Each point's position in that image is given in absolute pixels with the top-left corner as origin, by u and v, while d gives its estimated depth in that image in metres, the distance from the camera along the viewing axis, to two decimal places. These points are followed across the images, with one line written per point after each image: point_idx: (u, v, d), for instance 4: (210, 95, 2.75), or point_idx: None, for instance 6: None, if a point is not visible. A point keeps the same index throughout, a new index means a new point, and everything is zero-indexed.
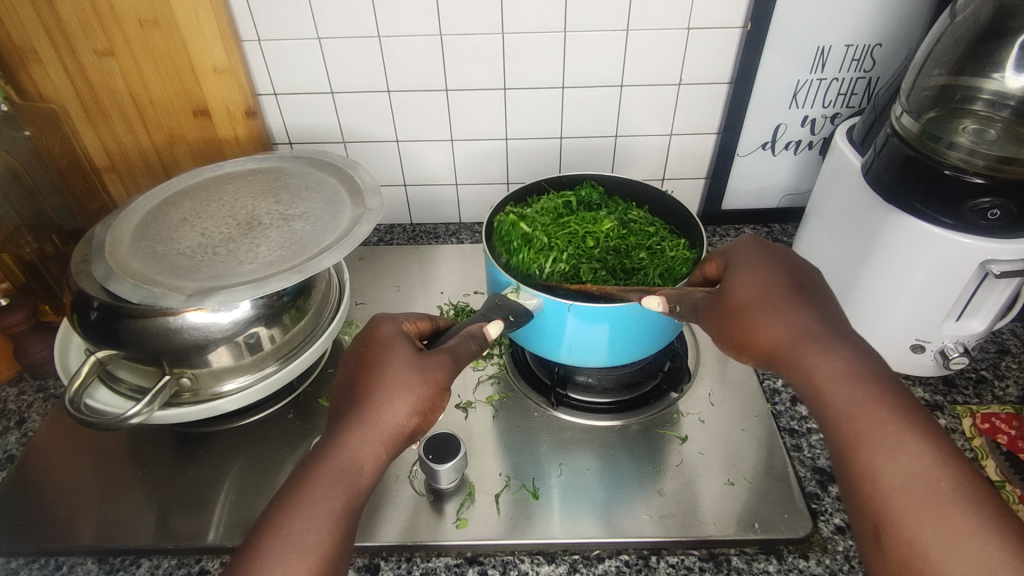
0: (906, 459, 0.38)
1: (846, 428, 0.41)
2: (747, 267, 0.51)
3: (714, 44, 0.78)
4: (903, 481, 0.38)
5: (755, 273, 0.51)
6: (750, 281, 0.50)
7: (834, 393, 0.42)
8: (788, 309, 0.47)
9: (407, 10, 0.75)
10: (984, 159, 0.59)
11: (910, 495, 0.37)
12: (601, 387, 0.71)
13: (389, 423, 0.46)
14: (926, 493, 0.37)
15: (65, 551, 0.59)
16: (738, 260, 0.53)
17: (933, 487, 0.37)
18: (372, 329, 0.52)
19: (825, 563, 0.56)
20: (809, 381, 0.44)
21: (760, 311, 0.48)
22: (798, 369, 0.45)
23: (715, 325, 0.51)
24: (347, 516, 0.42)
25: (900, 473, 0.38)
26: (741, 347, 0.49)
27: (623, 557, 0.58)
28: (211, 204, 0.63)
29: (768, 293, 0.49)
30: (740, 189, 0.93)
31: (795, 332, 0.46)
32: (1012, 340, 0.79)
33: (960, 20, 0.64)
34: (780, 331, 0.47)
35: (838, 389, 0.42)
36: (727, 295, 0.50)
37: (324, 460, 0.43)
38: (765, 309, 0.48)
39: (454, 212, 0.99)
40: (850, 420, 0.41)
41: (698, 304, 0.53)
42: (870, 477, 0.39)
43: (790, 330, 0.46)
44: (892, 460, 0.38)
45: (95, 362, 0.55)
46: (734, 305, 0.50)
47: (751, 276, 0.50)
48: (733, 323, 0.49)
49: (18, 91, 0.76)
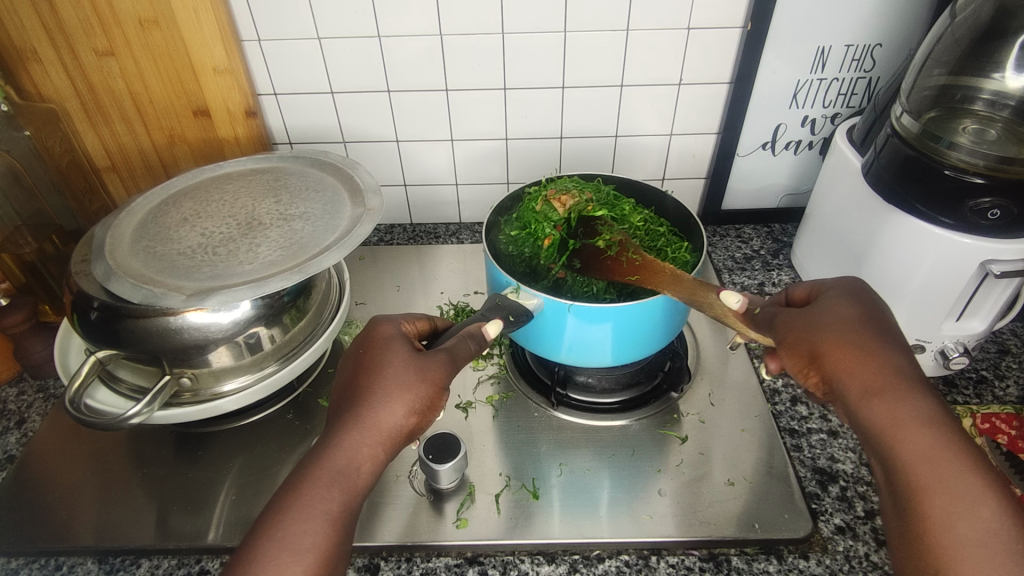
0: (983, 515, 0.40)
1: (912, 472, 0.42)
2: (845, 300, 0.52)
3: (714, 43, 0.78)
4: (978, 534, 0.39)
5: (853, 308, 0.51)
6: (846, 313, 0.51)
7: (913, 439, 0.43)
8: (867, 348, 0.48)
9: (407, 10, 0.75)
10: (985, 159, 0.59)
11: (977, 548, 0.39)
12: (602, 388, 0.71)
13: (388, 423, 0.46)
14: (992, 551, 0.38)
15: (65, 551, 0.59)
16: (832, 294, 0.53)
17: (1007, 545, 0.38)
18: (371, 330, 0.52)
19: (826, 563, 0.56)
20: (885, 421, 0.45)
21: (848, 342, 0.49)
22: (874, 403, 0.46)
23: (792, 340, 0.51)
24: (345, 518, 0.42)
25: (976, 527, 0.39)
26: (812, 367, 0.50)
27: (623, 557, 0.58)
28: (211, 204, 0.63)
29: (861, 329, 0.49)
30: (740, 188, 0.93)
31: (880, 368, 0.47)
32: (1013, 340, 0.79)
33: (960, 20, 0.64)
34: (864, 364, 0.47)
35: (915, 434, 0.43)
36: (819, 318, 0.51)
37: (322, 461, 0.43)
38: (855, 340, 0.49)
39: (454, 212, 0.99)
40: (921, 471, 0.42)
41: (778, 320, 0.53)
42: (944, 527, 0.40)
43: (876, 365, 0.47)
44: (955, 513, 0.40)
45: (95, 362, 0.55)
46: (824, 328, 0.50)
47: (837, 310, 0.51)
48: (817, 342, 0.50)
49: (19, 91, 0.76)
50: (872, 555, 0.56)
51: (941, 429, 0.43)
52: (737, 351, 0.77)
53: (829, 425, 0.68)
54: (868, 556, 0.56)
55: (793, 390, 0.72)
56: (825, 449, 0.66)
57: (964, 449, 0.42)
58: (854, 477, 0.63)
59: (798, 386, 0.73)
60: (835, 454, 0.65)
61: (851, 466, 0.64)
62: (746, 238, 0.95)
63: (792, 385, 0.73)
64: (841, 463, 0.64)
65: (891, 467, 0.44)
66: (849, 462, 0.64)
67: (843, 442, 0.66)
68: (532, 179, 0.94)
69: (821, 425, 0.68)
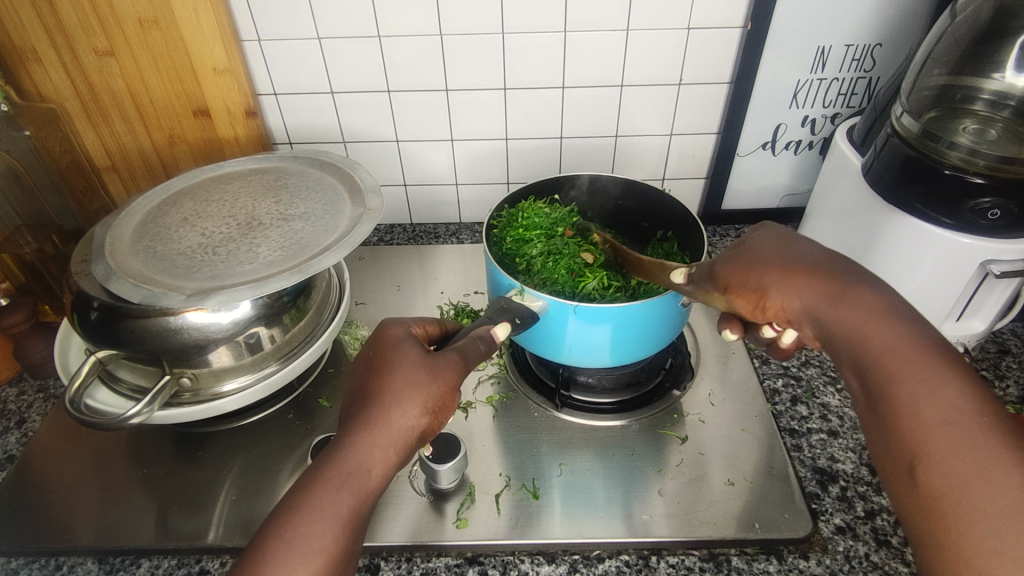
0: (946, 394, 0.35)
1: (880, 363, 0.38)
2: (819, 243, 0.49)
3: (714, 43, 0.78)
4: (940, 410, 0.35)
5: (772, 238, 0.50)
6: (769, 249, 0.48)
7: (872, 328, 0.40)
8: (806, 274, 0.45)
9: (407, 10, 0.75)
10: (985, 159, 0.59)
11: (947, 427, 0.34)
12: (602, 387, 0.71)
13: (400, 424, 0.45)
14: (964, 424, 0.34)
15: (65, 551, 0.59)
16: (759, 233, 0.51)
17: (973, 421, 0.34)
18: (380, 333, 0.52)
19: (826, 563, 0.56)
20: (848, 320, 0.41)
21: (766, 265, 0.47)
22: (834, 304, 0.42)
23: (736, 282, 0.49)
24: (355, 524, 0.41)
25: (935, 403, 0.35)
26: (762, 301, 0.47)
27: (623, 557, 0.58)
28: (211, 204, 0.63)
29: (797, 252, 0.47)
30: (740, 188, 0.93)
31: (813, 292, 0.44)
32: (1013, 341, 0.79)
33: (960, 19, 0.64)
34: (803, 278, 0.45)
35: (877, 328, 0.40)
36: (754, 252, 0.49)
37: (332, 461, 0.42)
38: (789, 265, 0.46)
39: (454, 212, 0.99)
40: (880, 355, 0.38)
41: (718, 268, 0.51)
42: (909, 409, 0.36)
43: (803, 282, 0.45)
44: (920, 394, 0.36)
45: (95, 362, 0.55)
46: (756, 265, 0.48)
47: (764, 248, 0.49)
48: (761, 275, 0.47)
49: (18, 91, 0.76)
50: (872, 555, 0.57)
51: (898, 319, 0.40)
52: (737, 351, 0.77)
53: (829, 425, 0.68)
54: (868, 556, 0.56)
55: (793, 391, 0.72)
56: (825, 449, 0.66)
57: (922, 339, 0.38)
58: (854, 477, 0.63)
59: (798, 386, 0.73)
60: (835, 454, 0.65)
61: (851, 466, 0.64)
62: None
63: (792, 385, 0.73)
64: (841, 463, 0.64)
65: (853, 354, 0.40)
66: (849, 462, 0.64)
67: (843, 442, 0.66)
68: (532, 179, 0.94)
69: (821, 425, 0.68)
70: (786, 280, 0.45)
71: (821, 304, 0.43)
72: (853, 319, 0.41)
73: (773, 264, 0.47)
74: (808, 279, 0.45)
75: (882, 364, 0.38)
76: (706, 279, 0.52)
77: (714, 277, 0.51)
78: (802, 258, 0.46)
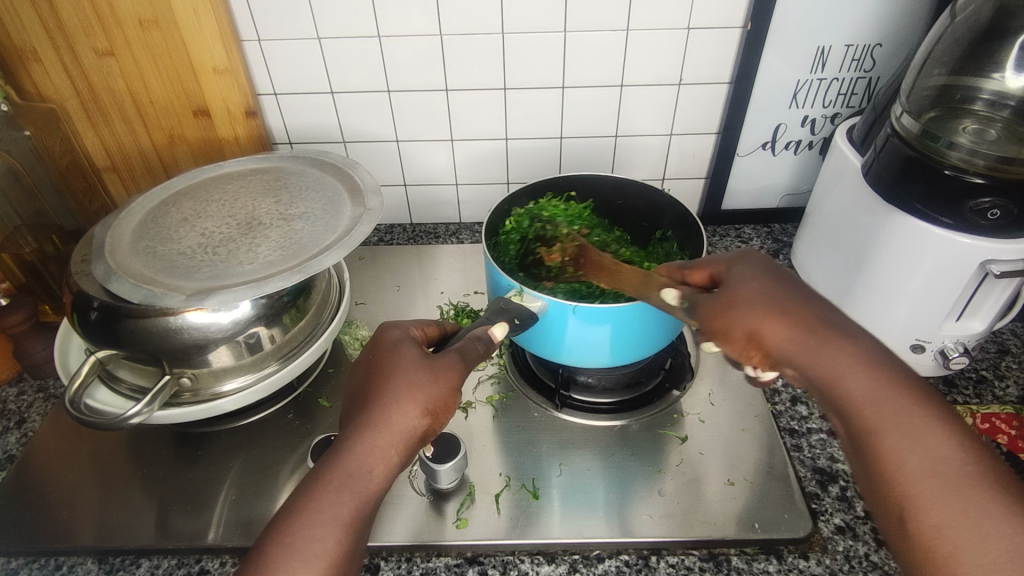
0: (932, 446, 0.35)
1: (862, 417, 0.38)
2: (804, 285, 0.47)
3: (714, 43, 0.78)
4: (928, 466, 0.35)
5: (759, 273, 0.48)
6: (760, 284, 0.47)
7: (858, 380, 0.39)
8: (798, 315, 0.44)
9: (407, 10, 0.75)
10: (984, 159, 0.59)
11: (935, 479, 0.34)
12: (602, 387, 0.71)
13: (402, 424, 0.45)
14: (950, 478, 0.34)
15: (65, 551, 0.59)
16: (744, 267, 0.50)
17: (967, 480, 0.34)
18: (380, 335, 0.52)
19: (825, 563, 0.56)
20: (824, 369, 0.41)
21: (735, 302, 0.46)
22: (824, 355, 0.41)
23: (718, 324, 0.47)
24: (358, 524, 0.41)
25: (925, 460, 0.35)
26: (751, 343, 0.45)
27: (623, 557, 0.58)
28: (211, 204, 0.63)
29: (790, 293, 0.46)
30: (740, 188, 0.93)
31: (813, 341, 0.42)
32: (1013, 341, 0.79)
33: (960, 20, 0.64)
34: (802, 326, 0.43)
35: (856, 378, 0.39)
36: (737, 295, 0.47)
37: (333, 462, 0.42)
38: (776, 308, 0.45)
39: (454, 212, 0.99)
40: (868, 406, 0.38)
41: (701, 306, 0.49)
42: (892, 459, 0.36)
43: (799, 330, 0.43)
44: (911, 445, 0.36)
45: (95, 362, 0.55)
46: (739, 309, 0.46)
47: (749, 284, 0.47)
48: (746, 318, 0.45)
49: (18, 91, 0.76)
50: (871, 555, 0.57)
51: (876, 369, 0.39)
52: None
53: (830, 425, 0.68)
54: (868, 556, 0.56)
55: (793, 391, 0.72)
56: (825, 449, 0.66)
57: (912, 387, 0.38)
58: None
59: None
60: (835, 454, 0.65)
61: None
62: (746, 238, 0.95)
63: (792, 385, 0.73)
64: (841, 463, 0.64)
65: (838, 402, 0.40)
66: (849, 462, 0.64)
67: None
68: (532, 179, 0.94)
69: (821, 425, 0.68)
70: (762, 319, 0.45)
71: (807, 351, 0.42)
72: (837, 364, 0.40)
73: (736, 302, 0.46)
74: (796, 321, 0.43)
75: (865, 417, 0.38)
76: (693, 318, 0.50)
77: (701, 318, 0.49)
78: (773, 297, 0.45)
